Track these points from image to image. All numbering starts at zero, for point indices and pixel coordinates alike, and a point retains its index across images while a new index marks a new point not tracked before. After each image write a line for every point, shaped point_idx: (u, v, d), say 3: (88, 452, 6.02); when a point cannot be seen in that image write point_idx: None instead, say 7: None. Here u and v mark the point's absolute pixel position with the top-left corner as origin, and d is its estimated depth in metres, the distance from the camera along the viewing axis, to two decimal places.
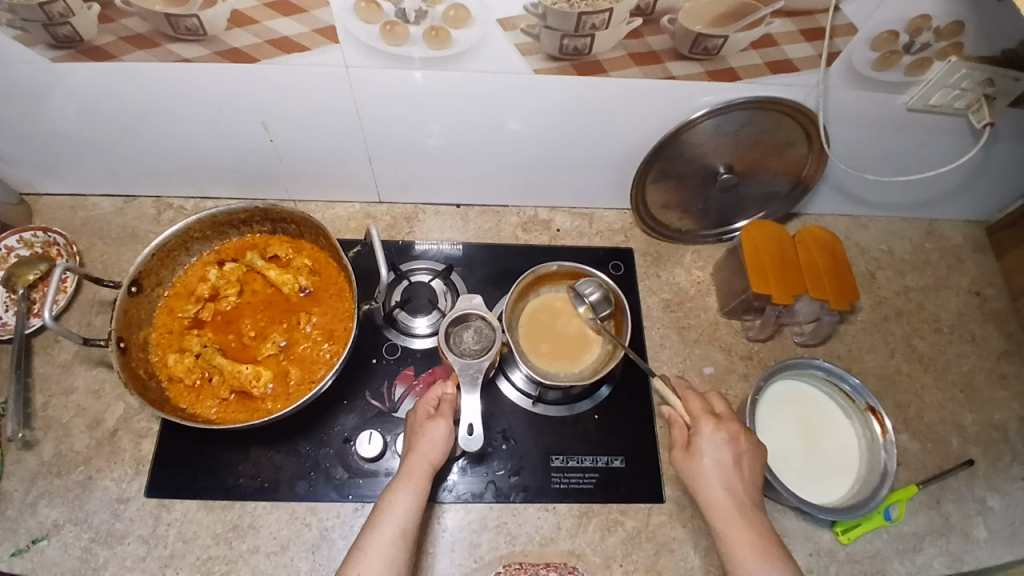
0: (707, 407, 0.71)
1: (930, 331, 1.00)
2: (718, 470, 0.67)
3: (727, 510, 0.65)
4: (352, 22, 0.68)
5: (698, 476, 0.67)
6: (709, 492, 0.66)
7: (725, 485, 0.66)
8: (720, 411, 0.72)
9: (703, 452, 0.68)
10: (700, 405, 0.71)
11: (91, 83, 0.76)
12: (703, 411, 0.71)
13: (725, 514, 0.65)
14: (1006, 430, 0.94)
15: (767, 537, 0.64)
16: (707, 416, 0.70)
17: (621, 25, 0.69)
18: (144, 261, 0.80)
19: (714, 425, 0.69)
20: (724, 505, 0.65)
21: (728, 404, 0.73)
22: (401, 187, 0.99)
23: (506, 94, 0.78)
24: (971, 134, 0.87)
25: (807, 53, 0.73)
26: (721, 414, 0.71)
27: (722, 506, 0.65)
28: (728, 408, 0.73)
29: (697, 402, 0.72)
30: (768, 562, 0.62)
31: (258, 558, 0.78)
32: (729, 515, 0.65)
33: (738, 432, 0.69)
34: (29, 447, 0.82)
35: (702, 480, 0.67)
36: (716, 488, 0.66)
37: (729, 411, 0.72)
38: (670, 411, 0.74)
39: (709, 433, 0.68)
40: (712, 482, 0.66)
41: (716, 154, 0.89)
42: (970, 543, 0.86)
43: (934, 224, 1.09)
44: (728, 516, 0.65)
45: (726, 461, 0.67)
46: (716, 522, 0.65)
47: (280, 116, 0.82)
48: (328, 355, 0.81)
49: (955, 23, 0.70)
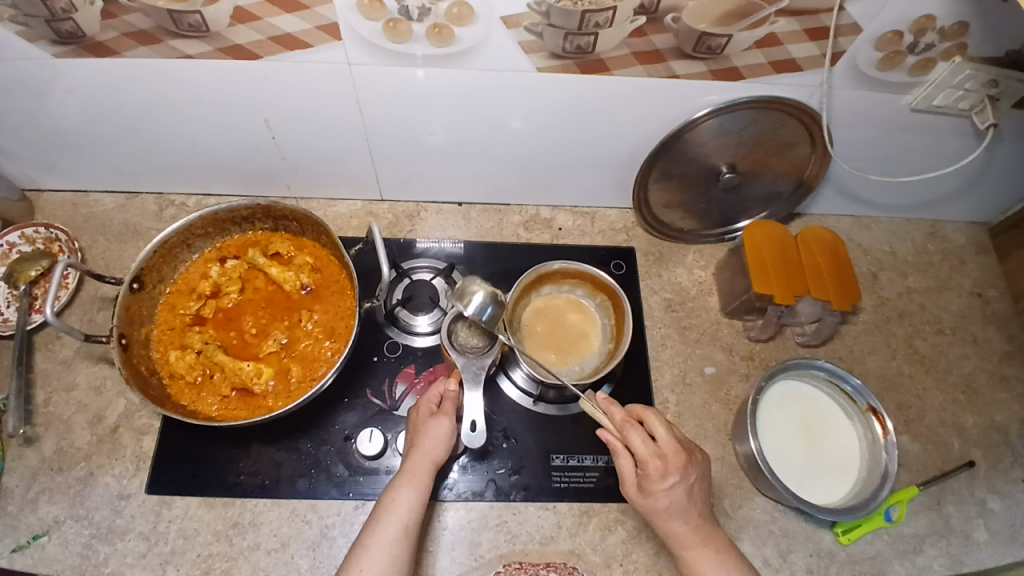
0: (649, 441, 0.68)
1: (932, 333, 1.00)
2: (675, 507, 0.66)
3: (686, 538, 0.67)
4: (354, 19, 0.67)
5: (655, 514, 0.67)
6: (667, 524, 0.67)
7: (681, 518, 0.67)
8: (663, 441, 0.68)
9: (654, 494, 0.66)
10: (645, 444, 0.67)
11: (92, 79, 0.76)
12: (646, 449, 0.67)
13: (685, 541, 0.67)
14: (1007, 432, 0.94)
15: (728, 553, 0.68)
16: (651, 454, 0.67)
17: (625, 24, 0.68)
18: (145, 258, 0.80)
19: (663, 468, 0.66)
20: (683, 533, 0.67)
21: (666, 423, 0.70)
22: (403, 185, 0.99)
23: (508, 92, 0.78)
24: (975, 135, 0.87)
25: (811, 52, 0.73)
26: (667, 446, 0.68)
27: (682, 535, 0.67)
28: (667, 429, 0.69)
29: (639, 438, 0.68)
30: None
31: (258, 555, 0.78)
32: (688, 542, 0.67)
33: (685, 466, 0.67)
34: (30, 443, 0.82)
35: (658, 516, 0.67)
36: (675, 523, 0.67)
37: (669, 435, 0.68)
38: (608, 439, 0.71)
39: (659, 478, 0.66)
40: (668, 518, 0.67)
41: (719, 154, 0.89)
42: (971, 545, 0.86)
43: (936, 226, 1.09)
44: (688, 541, 0.67)
45: (679, 499, 0.66)
46: (678, 548, 0.68)
47: (281, 113, 0.82)
48: (329, 353, 0.81)
49: (958, 24, 0.70)
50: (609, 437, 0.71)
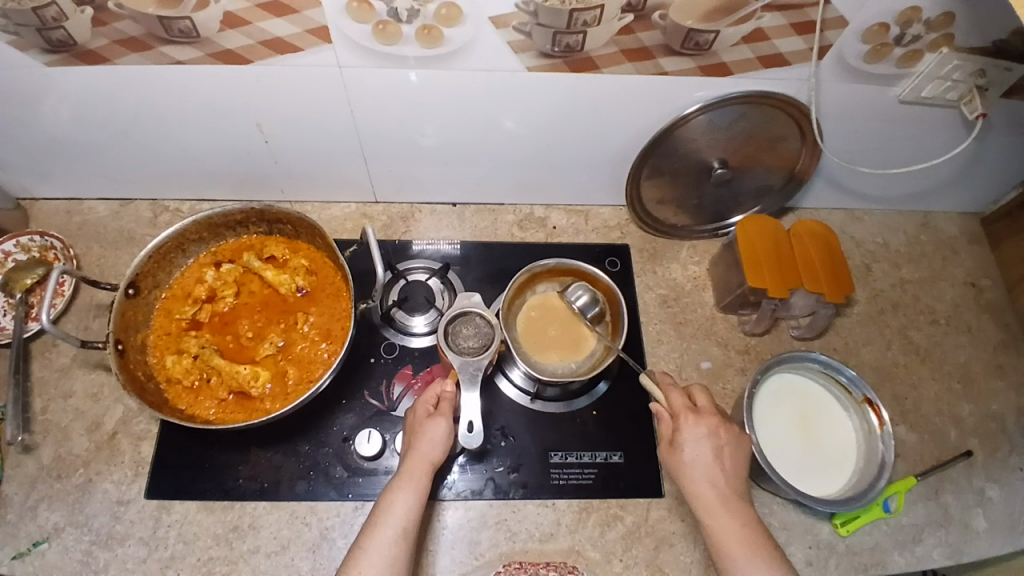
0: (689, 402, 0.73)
1: (927, 323, 1.01)
2: (703, 462, 0.68)
3: (709, 504, 0.66)
4: (344, 22, 0.68)
5: (682, 469, 0.68)
6: (693, 483, 0.67)
7: (707, 478, 0.67)
8: (702, 404, 0.72)
9: (685, 444, 0.69)
10: (681, 400, 0.72)
11: (83, 87, 0.76)
12: (682, 406, 0.71)
13: (709, 507, 0.66)
14: (1004, 421, 0.94)
15: (757, 528, 0.65)
16: (686, 410, 0.71)
17: (613, 22, 0.69)
18: (140, 264, 0.80)
19: (694, 419, 0.70)
20: (708, 498, 0.66)
21: (711, 397, 0.74)
22: (397, 187, 0.99)
23: (498, 92, 0.79)
24: (965, 125, 0.87)
25: (798, 47, 0.74)
26: (703, 407, 0.72)
27: (705, 499, 0.66)
28: (710, 400, 0.73)
29: (679, 397, 0.73)
30: (756, 550, 0.63)
31: (258, 558, 0.78)
32: (712, 508, 0.66)
33: (719, 426, 0.70)
34: (28, 451, 0.82)
35: (685, 471, 0.68)
36: (700, 480, 0.67)
37: (710, 403, 0.72)
38: (656, 407, 0.75)
39: (689, 428, 0.69)
40: (694, 476, 0.68)
41: (710, 149, 0.89)
42: (970, 533, 0.86)
43: (928, 217, 1.09)
44: (712, 508, 0.66)
45: (705, 453, 0.68)
46: (701, 516, 0.67)
47: (273, 117, 0.83)
48: (325, 355, 0.81)
49: (945, 14, 0.70)
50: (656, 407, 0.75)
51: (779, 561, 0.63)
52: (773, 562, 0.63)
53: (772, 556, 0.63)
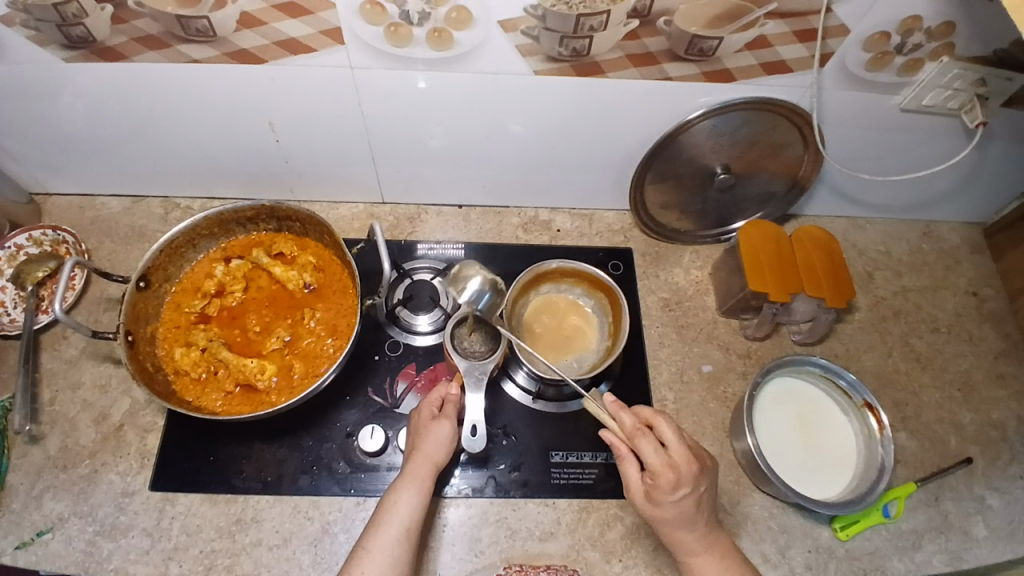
0: (662, 457, 0.66)
1: (928, 331, 1.01)
2: (685, 516, 0.66)
3: (693, 545, 0.68)
4: (357, 24, 0.70)
5: (661, 521, 0.67)
6: (675, 532, 0.67)
7: (689, 526, 0.67)
8: (674, 450, 0.67)
9: (664, 505, 0.66)
10: (657, 459, 0.66)
11: (101, 85, 0.78)
12: (660, 462, 0.65)
13: (692, 551, 0.68)
14: (1004, 429, 0.95)
15: (731, 557, 0.69)
16: (668, 469, 0.65)
17: (619, 27, 0.70)
18: (152, 257, 0.81)
19: (675, 483, 0.65)
20: (690, 543, 0.67)
21: (680, 433, 0.68)
22: (404, 188, 1.01)
23: (506, 96, 0.80)
24: (965, 134, 0.88)
25: (800, 54, 0.75)
26: (678, 457, 0.66)
27: (688, 542, 0.68)
28: (678, 437, 0.68)
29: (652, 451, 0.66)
30: None
31: (260, 551, 0.79)
32: (696, 550, 0.67)
33: (697, 479, 0.66)
34: (35, 441, 0.83)
35: (664, 524, 0.67)
36: (681, 531, 0.67)
37: (680, 445, 0.67)
38: (610, 439, 0.70)
39: (668, 492, 0.65)
40: (676, 526, 0.67)
41: (713, 155, 0.91)
42: (970, 541, 0.86)
43: (930, 226, 1.10)
44: (695, 549, 0.68)
45: (689, 508, 0.66)
46: (684, 556, 0.68)
47: (285, 117, 0.84)
48: (331, 350, 0.83)
49: (945, 23, 0.71)
50: (612, 439, 0.70)
51: None
52: None
53: None
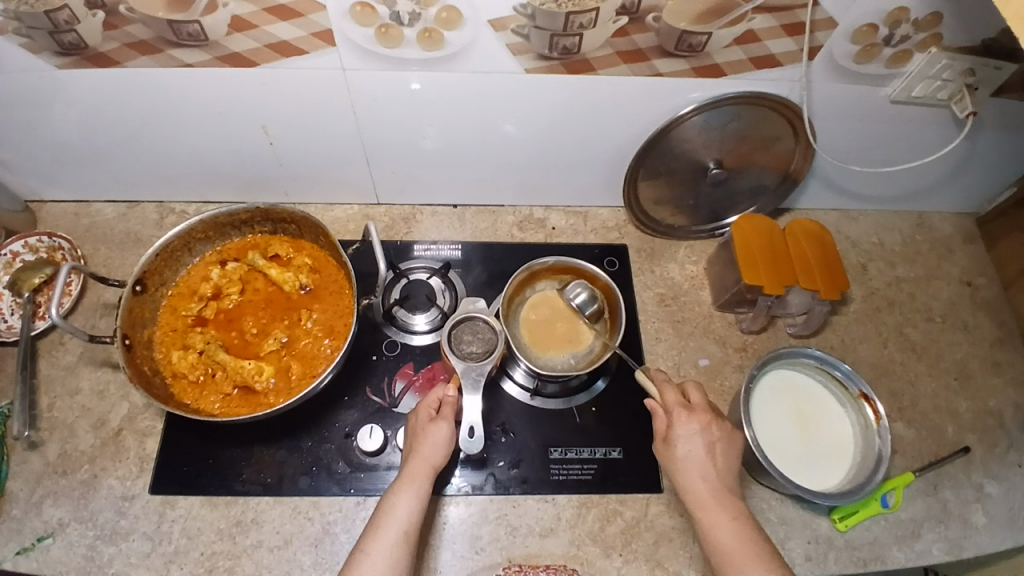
0: (681, 398, 0.73)
1: (922, 321, 1.02)
2: (698, 457, 0.68)
3: (705, 499, 0.67)
4: (348, 26, 0.70)
5: (674, 464, 0.69)
6: (688, 478, 0.68)
7: (701, 473, 0.68)
8: (696, 399, 0.73)
9: (680, 439, 0.69)
10: (674, 396, 0.73)
11: (93, 91, 0.79)
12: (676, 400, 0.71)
13: (705, 503, 0.67)
14: (1002, 417, 0.95)
15: (747, 523, 0.66)
16: (682, 405, 0.72)
17: (608, 24, 0.71)
18: (148, 261, 0.81)
19: (688, 415, 0.70)
20: (703, 494, 0.67)
21: (704, 393, 0.74)
22: (399, 189, 1.01)
23: (498, 96, 0.81)
24: (955, 123, 0.89)
25: (789, 47, 0.76)
26: (696, 404, 0.72)
27: (699, 494, 0.67)
28: (703, 396, 0.74)
29: (672, 393, 0.73)
30: (748, 545, 0.64)
31: (261, 552, 0.79)
32: (708, 503, 0.66)
33: (711, 421, 0.70)
34: (34, 447, 0.84)
35: (676, 468, 0.69)
36: (690, 475, 0.68)
37: (704, 399, 0.73)
38: (649, 402, 0.75)
39: (682, 424, 0.70)
40: (685, 470, 0.68)
41: (705, 150, 0.91)
42: (969, 529, 0.87)
43: (923, 217, 1.11)
44: (708, 503, 0.66)
45: (699, 448, 0.69)
46: (699, 512, 0.67)
47: (279, 120, 0.85)
48: (328, 351, 0.83)
49: (932, 14, 0.72)
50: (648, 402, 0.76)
51: (772, 559, 0.63)
52: (766, 558, 0.63)
53: (765, 553, 0.63)
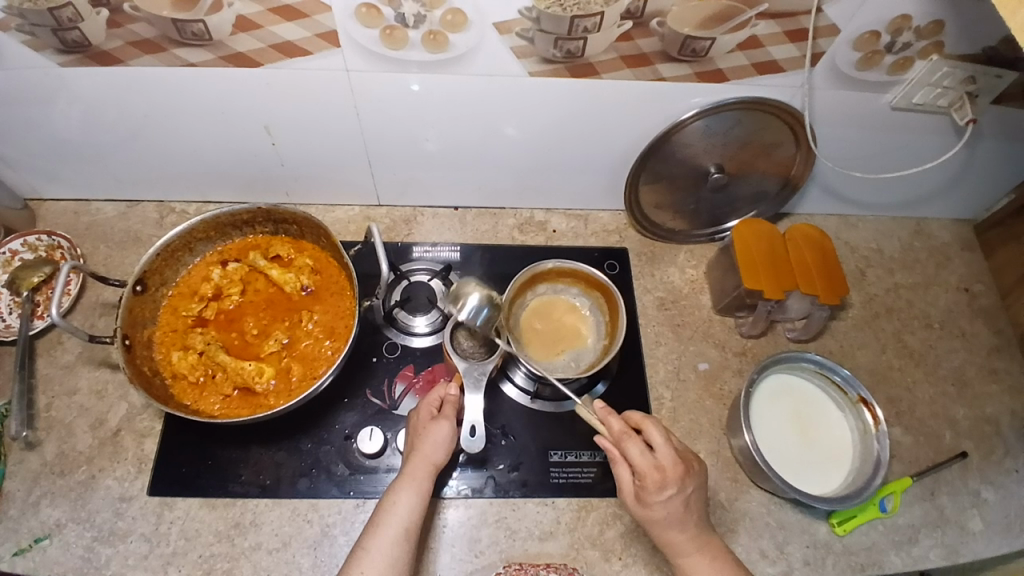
0: (648, 458, 0.68)
1: (920, 327, 1.02)
2: (672, 521, 0.67)
3: (686, 547, 0.68)
4: (352, 27, 0.70)
5: (654, 522, 0.68)
6: (664, 535, 0.68)
7: (680, 528, 0.68)
8: (663, 451, 0.68)
9: (653, 507, 0.67)
10: (642, 460, 0.68)
11: (95, 89, 0.78)
12: (647, 464, 0.67)
13: (682, 555, 0.68)
14: (999, 424, 0.96)
15: (722, 559, 0.68)
16: (652, 470, 0.67)
17: (612, 29, 0.71)
18: (149, 261, 0.81)
19: (662, 483, 0.67)
20: (682, 547, 0.68)
21: (667, 436, 0.70)
22: (401, 191, 1.01)
23: (502, 98, 0.81)
24: (955, 131, 0.90)
25: (792, 54, 0.76)
26: (666, 460, 0.68)
27: (680, 544, 0.68)
28: (666, 440, 0.69)
29: (638, 453, 0.68)
30: None
31: (259, 554, 0.79)
32: (688, 552, 0.68)
33: (684, 481, 0.67)
34: (31, 447, 0.83)
35: (656, 525, 0.68)
36: (671, 531, 0.68)
37: (667, 445, 0.69)
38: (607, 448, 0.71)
39: (657, 492, 0.67)
40: (665, 527, 0.68)
41: (707, 155, 0.91)
42: (966, 534, 0.87)
43: (921, 224, 1.12)
44: (686, 549, 0.68)
45: (679, 508, 0.67)
46: (678, 559, 0.68)
47: (282, 120, 0.85)
48: (329, 352, 0.83)
49: (934, 22, 0.73)
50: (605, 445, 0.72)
51: None
52: None
53: None
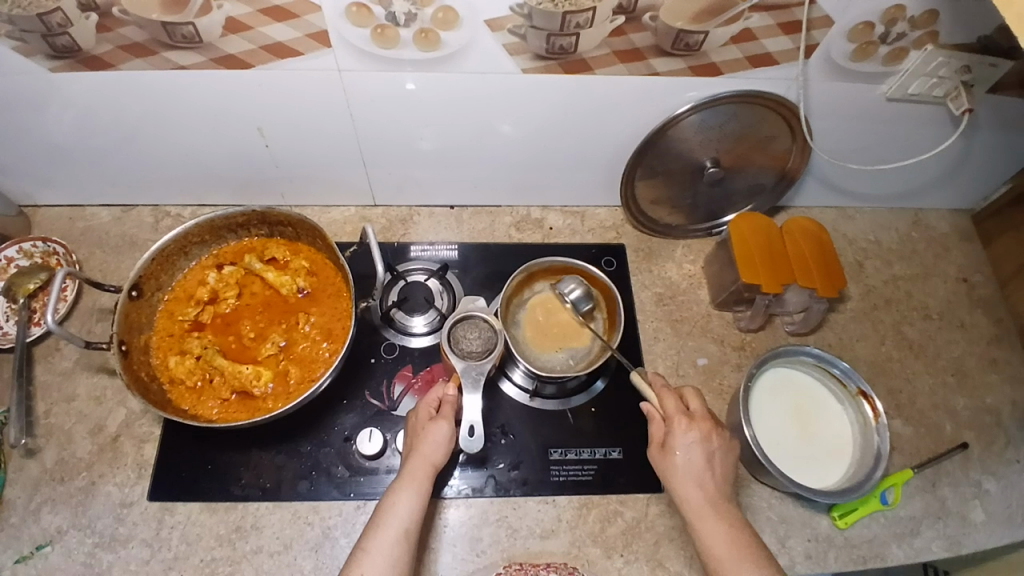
0: (682, 406, 0.71)
1: (919, 318, 1.02)
2: (693, 468, 0.67)
3: (702, 506, 0.66)
4: (343, 27, 0.69)
5: (673, 473, 0.68)
6: (682, 488, 0.67)
7: (700, 482, 0.67)
8: (699, 408, 0.71)
9: (674, 450, 0.68)
10: (674, 403, 0.71)
11: (87, 94, 0.78)
12: (677, 411, 0.70)
13: (699, 512, 0.66)
14: (999, 414, 0.96)
15: (740, 529, 0.65)
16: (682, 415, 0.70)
17: (605, 24, 0.71)
18: (144, 266, 0.81)
19: (688, 424, 0.69)
20: (700, 503, 0.66)
21: (703, 398, 0.73)
22: (397, 191, 1.01)
23: (496, 96, 0.81)
24: (951, 121, 0.89)
25: (786, 47, 0.76)
26: (697, 412, 0.71)
27: (697, 501, 0.66)
28: (706, 403, 0.72)
29: (672, 399, 0.71)
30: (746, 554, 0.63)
31: (261, 558, 0.79)
32: (705, 511, 0.66)
33: (711, 430, 0.69)
34: (30, 454, 0.83)
35: (676, 478, 0.68)
36: (689, 485, 0.67)
37: (705, 407, 0.72)
38: (647, 407, 0.73)
39: (682, 433, 0.69)
40: (684, 479, 0.67)
41: (702, 149, 0.91)
42: (968, 525, 0.87)
43: (919, 215, 1.11)
44: (703, 511, 0.66)
45: (699, 457, 0.68)
46: (695, 521, 0.66)
47: (276, 122, 0.84)
48: (326, 354, 0.82)
49: (929, 12, 0.72)
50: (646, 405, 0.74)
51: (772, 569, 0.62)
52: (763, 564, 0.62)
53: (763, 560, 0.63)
